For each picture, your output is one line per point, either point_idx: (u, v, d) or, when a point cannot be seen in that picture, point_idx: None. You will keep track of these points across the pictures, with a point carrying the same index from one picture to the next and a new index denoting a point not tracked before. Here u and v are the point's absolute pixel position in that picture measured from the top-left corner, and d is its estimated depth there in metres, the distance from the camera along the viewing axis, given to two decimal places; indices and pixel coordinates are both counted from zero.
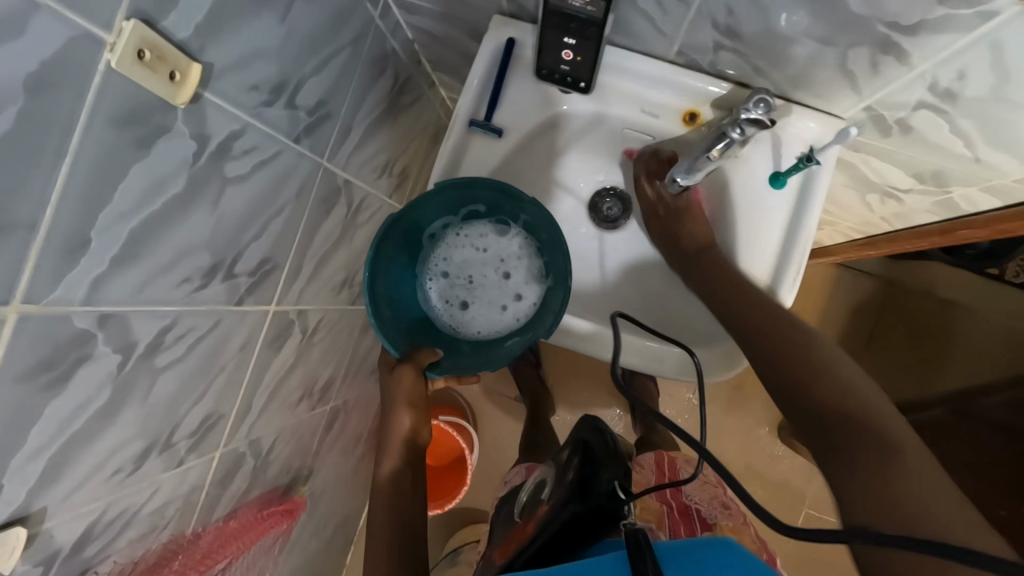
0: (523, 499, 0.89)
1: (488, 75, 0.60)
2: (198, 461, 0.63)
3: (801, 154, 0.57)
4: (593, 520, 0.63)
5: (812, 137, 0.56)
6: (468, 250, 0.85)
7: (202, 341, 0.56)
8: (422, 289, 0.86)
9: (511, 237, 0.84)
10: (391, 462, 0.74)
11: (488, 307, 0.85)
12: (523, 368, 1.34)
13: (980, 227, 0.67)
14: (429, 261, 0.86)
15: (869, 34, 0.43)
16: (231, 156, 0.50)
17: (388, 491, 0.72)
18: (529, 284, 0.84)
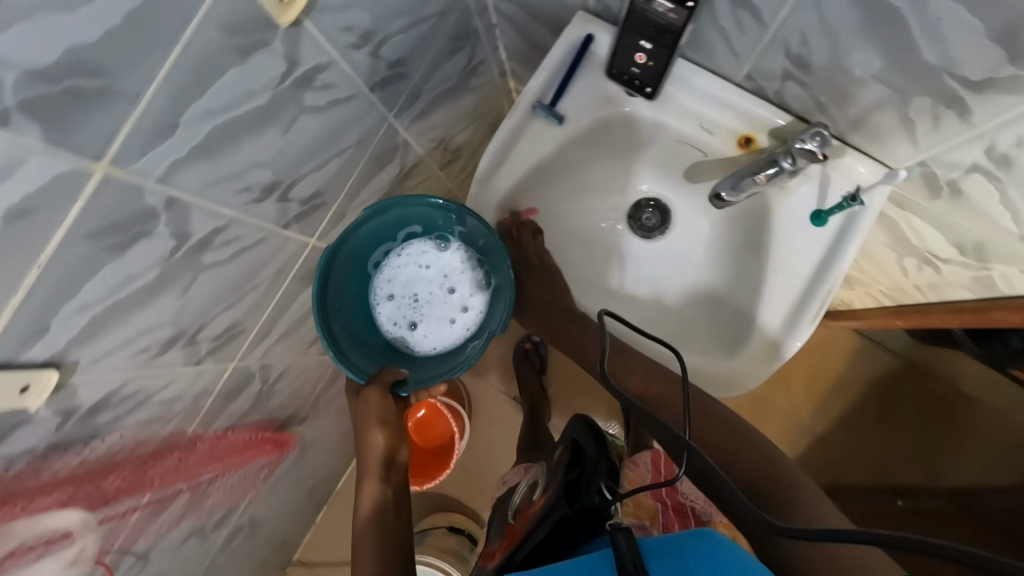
0: (517, 500, 0.90)
1: (560, 65, 0.63)
2: (214, 367, 0.67)
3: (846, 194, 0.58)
4: (583, 526, 0.65)
5: (859, 178, 0.57)
6: (411, 268, 0.87)
7: (245, 252, 0.59)
8: (372, 315, 0.87)
9: (451, 252, 0.87)
10: (369, 487, 0.77)
11: (436, 321, 0.87)
12: (527, 372, 1.37)
13: (1015, 313, 0.65)
14: (372, 285, 0.87)
15: (935, 85, 0.44)
16: (312, 87, 0.54)
17: (370, 510, 0.75)
18: (473, 294, 0.87)
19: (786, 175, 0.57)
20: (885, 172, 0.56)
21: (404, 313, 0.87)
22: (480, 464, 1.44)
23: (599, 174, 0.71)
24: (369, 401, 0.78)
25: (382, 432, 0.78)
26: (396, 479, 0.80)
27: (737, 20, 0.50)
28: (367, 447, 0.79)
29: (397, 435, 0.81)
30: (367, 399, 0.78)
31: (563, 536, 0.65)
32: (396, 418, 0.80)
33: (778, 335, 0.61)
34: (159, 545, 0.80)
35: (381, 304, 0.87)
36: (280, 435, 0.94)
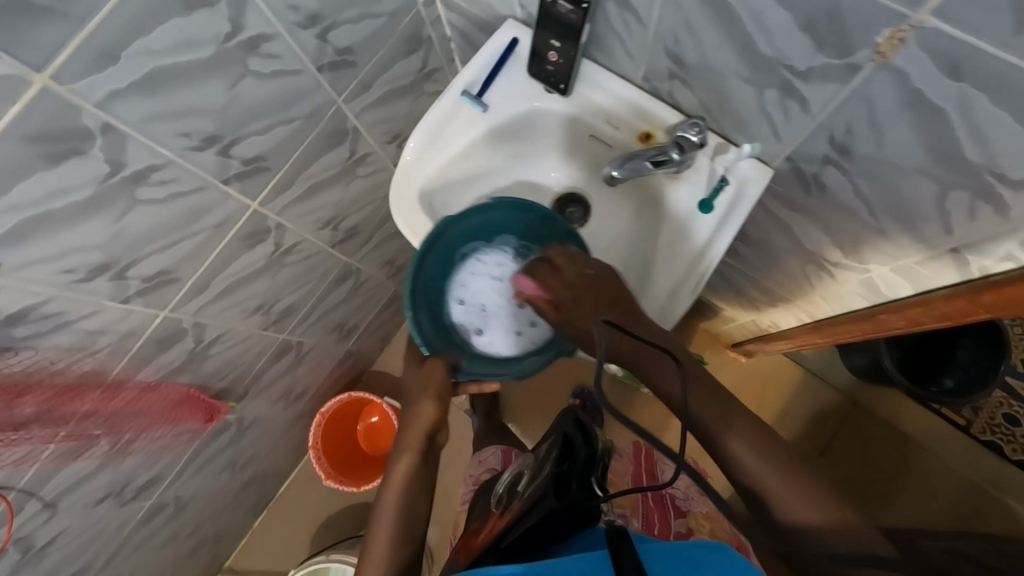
0: (502, 487, 0.86)
1: (488, 60, 0.71)
2: (143, 310, 0.70)
3: (717, 179, 0.65)
4: (569, 518, 0.65)
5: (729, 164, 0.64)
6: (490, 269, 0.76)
7: (183, 197, 0.65)
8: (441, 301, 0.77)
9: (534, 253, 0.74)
10: (406, 458, 0.74)
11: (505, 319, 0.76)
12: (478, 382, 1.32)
13: (896, 315, 0.69)
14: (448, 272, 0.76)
15: (778, 80, 0.51)
16: (256, 53, 0.61)
17: (402, 484, 0.73)
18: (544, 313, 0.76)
19: (676, 165, 0.63)
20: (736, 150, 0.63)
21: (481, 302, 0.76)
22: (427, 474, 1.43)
23: (525, 166, 0.78)
24: (431, 375, 0.75)
25: (434, 403, 0.75)
26: (434, 462, 0.77)
27: (625, 22, 0.59)
28: (414, 420, 0.76)
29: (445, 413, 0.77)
30: (428, 372, 0.76)
31: (550, 530, 0.66)
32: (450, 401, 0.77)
33: (665, 306, 0.68)
34: (71, 496, 0.81)
35: (460, 289, 0.76)
36: (213, 404, 0.95)
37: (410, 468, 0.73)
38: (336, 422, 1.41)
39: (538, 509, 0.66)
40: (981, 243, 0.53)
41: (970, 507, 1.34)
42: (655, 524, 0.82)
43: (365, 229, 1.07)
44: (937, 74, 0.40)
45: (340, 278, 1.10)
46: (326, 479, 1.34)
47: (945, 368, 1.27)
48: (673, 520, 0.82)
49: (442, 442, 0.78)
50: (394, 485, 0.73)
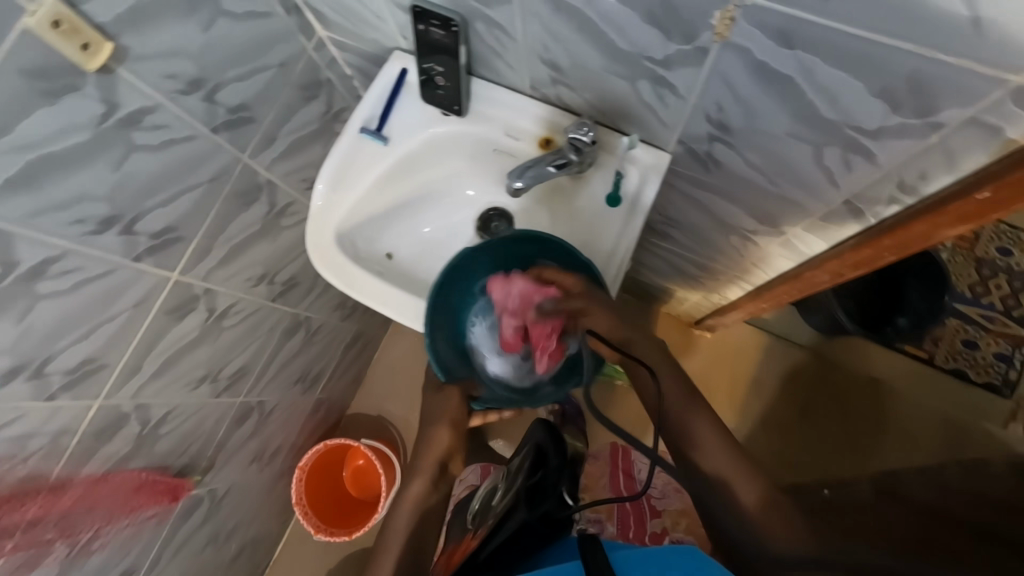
0: (477, 505, 0.86)
1: (381, 94, 0.72)
2: (73, 404, 0.68)
3: (617, 171, 0.66)
4: (538, 529, 0.67)
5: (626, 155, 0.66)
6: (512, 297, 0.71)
7: (90, 283, 0.63)
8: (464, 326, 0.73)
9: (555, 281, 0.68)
10: (420, 480, 0.77)
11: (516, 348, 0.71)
12: None
13: (820, 271, 0.72)
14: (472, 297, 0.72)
15: (644, 71, 0.53)
16: (140, 127, 0.61)
17: (414, 508, 0.76)
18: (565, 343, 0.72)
19: (575, 165, 0.64)
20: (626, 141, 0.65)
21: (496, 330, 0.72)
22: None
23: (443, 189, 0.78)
24: (448, 398, 0.77)
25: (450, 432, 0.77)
26: (445, 488, 0.80)
27: (497, 38, 0.60)
28: (429, 444, 0.79)
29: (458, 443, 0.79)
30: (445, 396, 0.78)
31: (526, 541, 0.65)
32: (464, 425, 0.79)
33: None
34: None
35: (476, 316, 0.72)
36: (175, 482, 0.93)
37: (423, 490, 0.77)
38: (319, 473, 1.39)
39: (510, 524, 0.65)
40: (865, 192, 0.55)
41: (951, 442, 1.37)
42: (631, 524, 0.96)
43: (305, 277, 1.06)
44: (772, 45, 0.42)
45: (290, 329, 1.09)
46: (315, 533, 1.29)
47: (898, 308, 1.30)
48: (649, 519, 0.96)
49: (455, 470, 0.81)
50: (401, 510, 0.76)
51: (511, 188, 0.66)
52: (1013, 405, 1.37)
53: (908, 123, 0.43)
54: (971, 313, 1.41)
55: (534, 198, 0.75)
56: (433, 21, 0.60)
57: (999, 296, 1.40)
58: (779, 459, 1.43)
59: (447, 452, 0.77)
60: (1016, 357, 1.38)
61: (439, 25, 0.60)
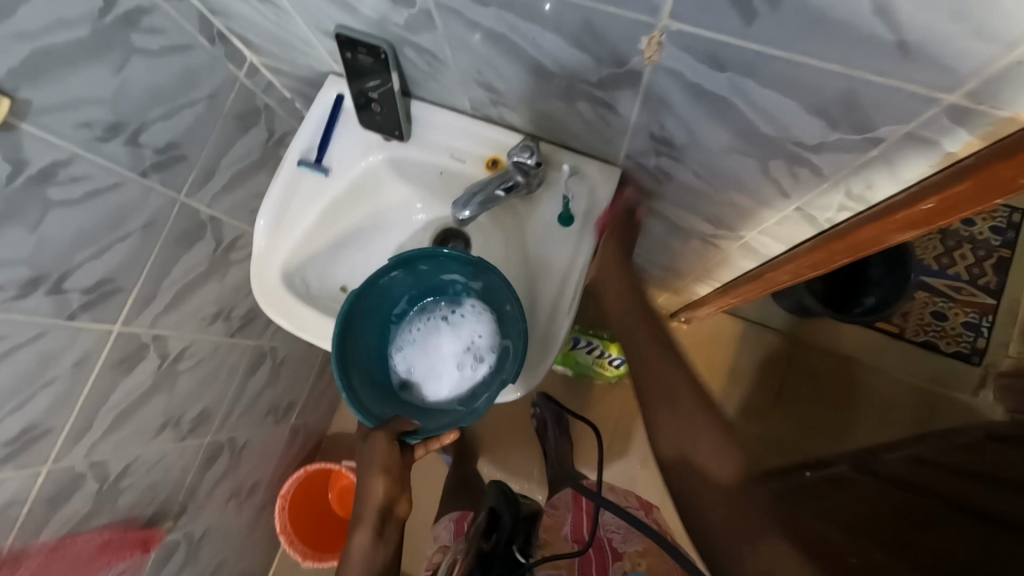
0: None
1: (319, 123, 0.69)
2: (17, 474, 0.65)
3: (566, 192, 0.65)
4: None
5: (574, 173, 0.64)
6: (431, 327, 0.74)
7: (20, 349, 0.60)
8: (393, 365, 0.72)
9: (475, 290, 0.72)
10: (362, 534, 0.68)
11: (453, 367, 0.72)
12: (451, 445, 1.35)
13: (782, 271, 0.71)
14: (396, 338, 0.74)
15: (580, 92, 0.51)
16: (55, 181, 0.57)
17: (360, 564, 0.67)
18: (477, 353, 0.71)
19: (521, 188, 0.62)
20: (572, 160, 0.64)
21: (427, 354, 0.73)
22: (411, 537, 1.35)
23: (393, 215, 0.75)
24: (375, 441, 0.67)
25: (386, 480, 0.67)
26: (393, 536, 0.70)
27: (428, 63, 0.57)
28: (366, 492, 0.69)
29: (398, 487, 0.70)
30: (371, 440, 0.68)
31: None
32: (400, 466, 0.68)
33: (548, 327, 0.65)
34: None
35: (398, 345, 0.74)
36: (145, 532, 0.90)
37: (367, 544, 0.67)
38: (302, 499, 1.36)
39: None
40: (815, 200, 0.54)
41: (926, 413, 1.39)
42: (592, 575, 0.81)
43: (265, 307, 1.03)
44: (703, 68, 0.40)
45: (254, 362, 1.05)
46: (304, 561, 1.28)
47: (864, 287, 1.30)
48: (611, 564, 0.81)
49: (403, 512, 0.71)
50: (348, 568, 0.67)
51: (456, 217, 0.63)
52: (983, 372, 1.39)
53: (848, 139, 0.42)
54: (939, 285, 1.43)
55: (487, 219, 0.73)
56: (360, 48, 0.57)
57: (965, 267, 1.42)
58: (761, 443, 1.44)
59: (386, 502, 0.68)
60: (983, 325, 1.40)
61: (367, 53, 0.57)
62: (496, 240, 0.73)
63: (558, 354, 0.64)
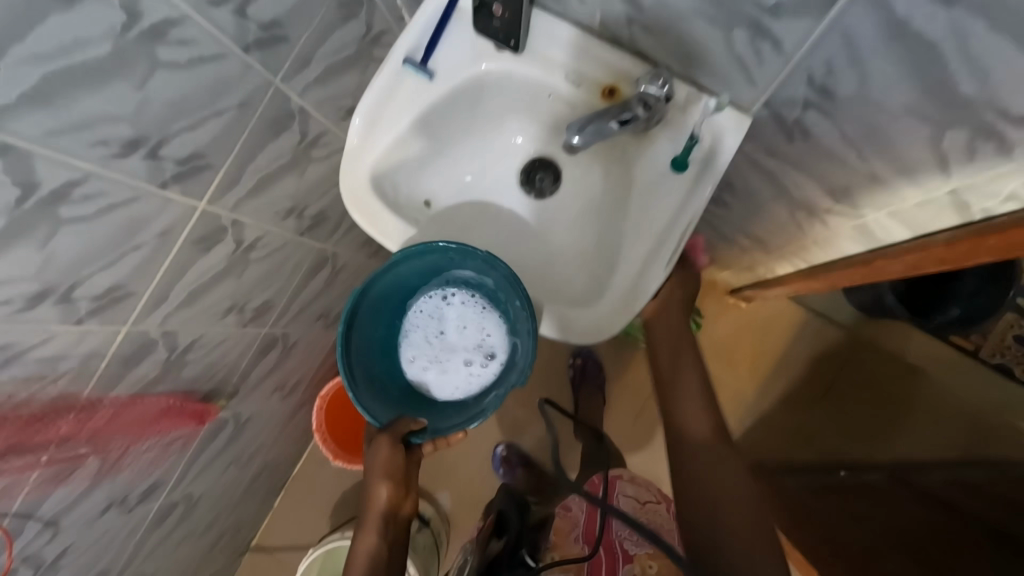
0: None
1: (430, 21, 0.63)
2: (100, 329, 0.67)
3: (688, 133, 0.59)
4: None
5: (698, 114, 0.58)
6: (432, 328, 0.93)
7: (115, 209, 0.60)
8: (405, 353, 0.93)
9: (473, 298, 0.92)
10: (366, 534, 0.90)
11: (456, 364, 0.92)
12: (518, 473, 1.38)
13: (894, 261, 0.65)
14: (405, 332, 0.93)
15: (744, 18, 0.45)
16: (165, 41, 0.55)
17: (365, 558, 0.89)
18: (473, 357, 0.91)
19: (641, 122, 0.58)
20: (704, 100, 0.58)
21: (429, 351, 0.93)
22: (437, 458, 1.48)
23: (490, 134, 0.71)
24: (378, 449, 0.89)
25: (389, 485, 0.90)
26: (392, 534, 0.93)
27: None
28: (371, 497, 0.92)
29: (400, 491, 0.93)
30: (377, 448, 0.89)
31: None
32: (399, 472, 0.91)
33: (637, 276, 0.62)
34: (71, 513, 0.81)
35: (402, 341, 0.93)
36: (201, 406, 0.94)
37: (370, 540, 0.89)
38: (340, 405, 1.42)
39: None
40: (980, 184, 0.47)
41: (978, 435, 1.32)
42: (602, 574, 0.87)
43: (334, 213, 1.02)
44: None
45: (315, 266, 1.06)
46: (334, 460, 1.35)
47: (948, 299, 1.18)
48: (622, 567, 0.86)
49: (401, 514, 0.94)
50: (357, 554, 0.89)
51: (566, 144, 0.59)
52: None
53: None
54: None
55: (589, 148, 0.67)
56: None
57: None
58: (793, 435, 1.41)
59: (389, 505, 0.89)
60: None
61: None
62: (592, 177, 0.69)
63: (640, 311, 0.61)
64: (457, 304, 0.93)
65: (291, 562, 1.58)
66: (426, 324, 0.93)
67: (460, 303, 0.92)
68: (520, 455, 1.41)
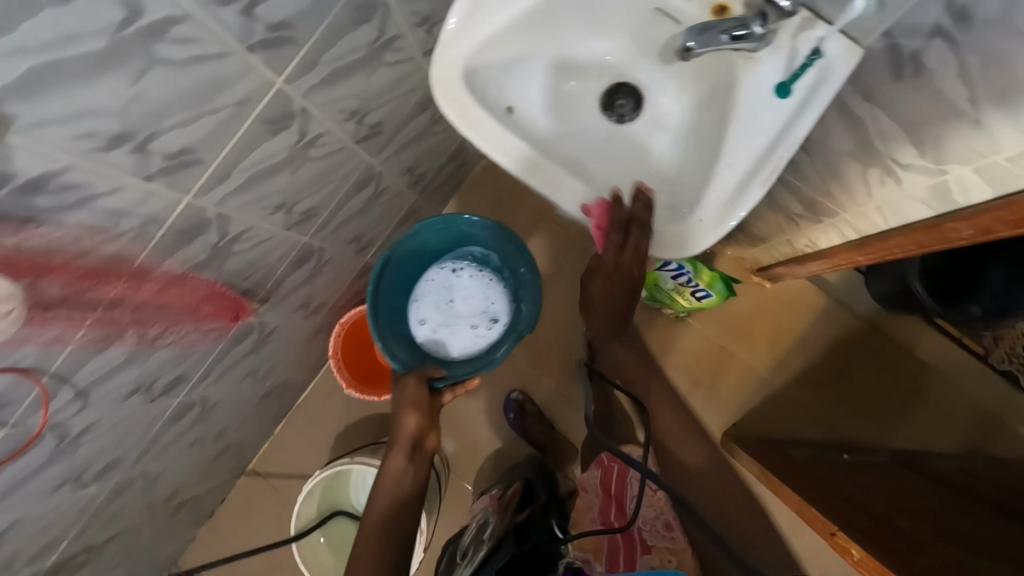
0: (466, 542, 1.03)
1: None
2: (165, 192, 0.66)
3: (805, 56, 0.60)
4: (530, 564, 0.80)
5: (815, 36, 0.59)
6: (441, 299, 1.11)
7: (203, 62, 0.58)
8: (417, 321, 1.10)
9: (479, 273, 1.10)
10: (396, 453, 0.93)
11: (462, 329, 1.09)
12: (530, 424, 1.39)
13: (965, 224, 0.67)
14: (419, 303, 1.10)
15: None
16: None
17: (392, 477, 0.92)
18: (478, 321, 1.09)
19: (756, 39, 0.58)
20: (820, 25, 0.59)
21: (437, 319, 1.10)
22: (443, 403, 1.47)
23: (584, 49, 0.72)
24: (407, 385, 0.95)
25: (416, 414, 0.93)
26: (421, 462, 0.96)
27: None
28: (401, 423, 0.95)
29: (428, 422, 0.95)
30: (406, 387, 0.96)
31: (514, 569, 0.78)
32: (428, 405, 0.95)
33: (732, 194, 0.63)
34: (103, 387, 0.80)
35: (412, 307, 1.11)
36: (237, 303, 0.94)
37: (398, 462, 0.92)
38: (355, 337, 1.39)
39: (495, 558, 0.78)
40: None
41: (978, 435, 1.36)
42: (620, 559, 0.85)
43: (389, 127, 1.00)
44: None
45: (361, 182, 1.04)
46: (346, 389, 1.32)
47: (971, 296, 1.17)
48: (639, 557, 0.85)
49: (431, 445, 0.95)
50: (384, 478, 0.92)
51: (682, 49, 0.60)
52: None
53: None
54: None
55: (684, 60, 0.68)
56: None
57: None
58: (803, 414, 1.43)
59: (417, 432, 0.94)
60: None
61: None
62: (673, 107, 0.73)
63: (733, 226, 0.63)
64: (466, 277, 1.11)
65: (288, 488, 1.58)
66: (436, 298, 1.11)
67: (468, 276, 1.10)
68: (532, 407, 1.41)
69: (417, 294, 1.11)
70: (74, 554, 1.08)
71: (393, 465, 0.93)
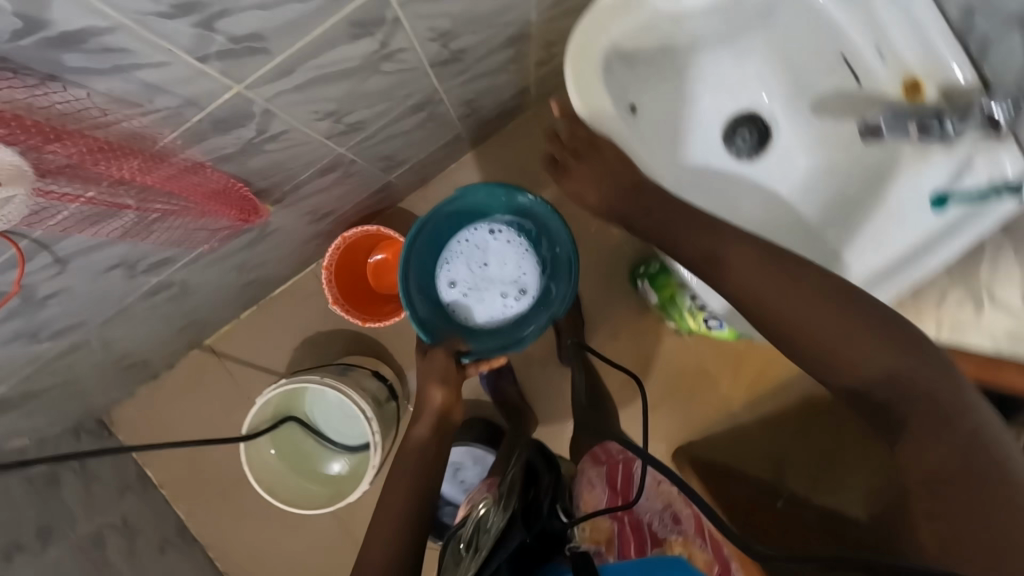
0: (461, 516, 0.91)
1: None
2: (215, 77, 0.54)
3: (991, 181, 0.65)
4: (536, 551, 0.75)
5: (1003, 165, 0.64)
6: (474, 258, 1.13)
7: None
8: (449, 273, 1.13)
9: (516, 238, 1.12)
10: (421, 430, 0.85)
11: (491, 295, 1.13)
12: (505, 389, 1.34)
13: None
14: (450, 259, 1.13)
15: None
16: None
17: (413, 457, 0.83)
18: (510, 288, 1.12)
19: (939, 138, 0.66)
20: (997, 152, 0.64)
21: (468, 280, 1.13)
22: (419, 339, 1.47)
23: (742, 81, 0.84)
24: (436, 359, 0.92)
25: (444, 390, 0.88)
26: (445, 440, 0.87)
27: None
28: (425, 402, 0.88)
29: (455, 396, 0.89)
30: (434, 360, 0.92)
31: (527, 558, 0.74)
32: (454, 377, 0.90)
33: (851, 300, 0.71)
34: (84, 258, 0.71)
35: (443, 270, 1.13)
36: (252, 206, 0.85)
37: (422, 443, 0.84)
38: (348, 255, 1.28)
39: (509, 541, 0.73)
40: None
41: None
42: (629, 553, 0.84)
43: (470, 56, 0.87)
44: None
45: (419, 105, 0.92)
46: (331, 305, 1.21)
47: None
48: (650, 549, 0.84)
49: (456, 420, 0.89)
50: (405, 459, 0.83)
51: (871, 126, 0.70)
52: None
53: None
54: None
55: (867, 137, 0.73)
56: None
57: None
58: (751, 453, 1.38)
59: (442, 410, 0.87)
60: None
61: None
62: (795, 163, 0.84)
63: None
64: (501, 241, 1.13)
65: (241, 373, 1.54)
66: (467, 258, 1.13)
67: (504, 241, 1.12)
68: (508, 374, 1.35)
69: (451, 253, 1.13)
70: (9, 396, 1.01)
71: (412, 445, 0.85)
